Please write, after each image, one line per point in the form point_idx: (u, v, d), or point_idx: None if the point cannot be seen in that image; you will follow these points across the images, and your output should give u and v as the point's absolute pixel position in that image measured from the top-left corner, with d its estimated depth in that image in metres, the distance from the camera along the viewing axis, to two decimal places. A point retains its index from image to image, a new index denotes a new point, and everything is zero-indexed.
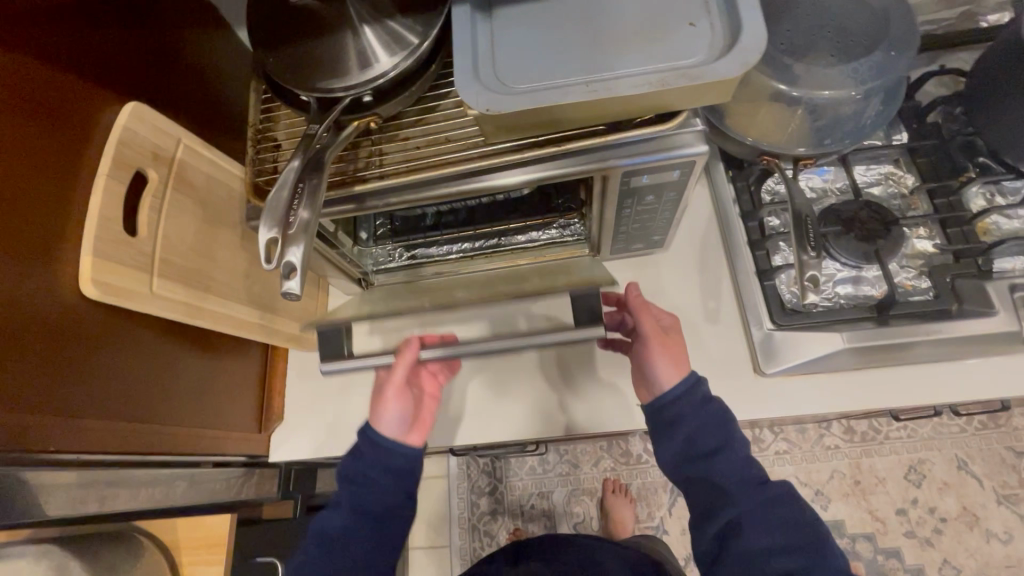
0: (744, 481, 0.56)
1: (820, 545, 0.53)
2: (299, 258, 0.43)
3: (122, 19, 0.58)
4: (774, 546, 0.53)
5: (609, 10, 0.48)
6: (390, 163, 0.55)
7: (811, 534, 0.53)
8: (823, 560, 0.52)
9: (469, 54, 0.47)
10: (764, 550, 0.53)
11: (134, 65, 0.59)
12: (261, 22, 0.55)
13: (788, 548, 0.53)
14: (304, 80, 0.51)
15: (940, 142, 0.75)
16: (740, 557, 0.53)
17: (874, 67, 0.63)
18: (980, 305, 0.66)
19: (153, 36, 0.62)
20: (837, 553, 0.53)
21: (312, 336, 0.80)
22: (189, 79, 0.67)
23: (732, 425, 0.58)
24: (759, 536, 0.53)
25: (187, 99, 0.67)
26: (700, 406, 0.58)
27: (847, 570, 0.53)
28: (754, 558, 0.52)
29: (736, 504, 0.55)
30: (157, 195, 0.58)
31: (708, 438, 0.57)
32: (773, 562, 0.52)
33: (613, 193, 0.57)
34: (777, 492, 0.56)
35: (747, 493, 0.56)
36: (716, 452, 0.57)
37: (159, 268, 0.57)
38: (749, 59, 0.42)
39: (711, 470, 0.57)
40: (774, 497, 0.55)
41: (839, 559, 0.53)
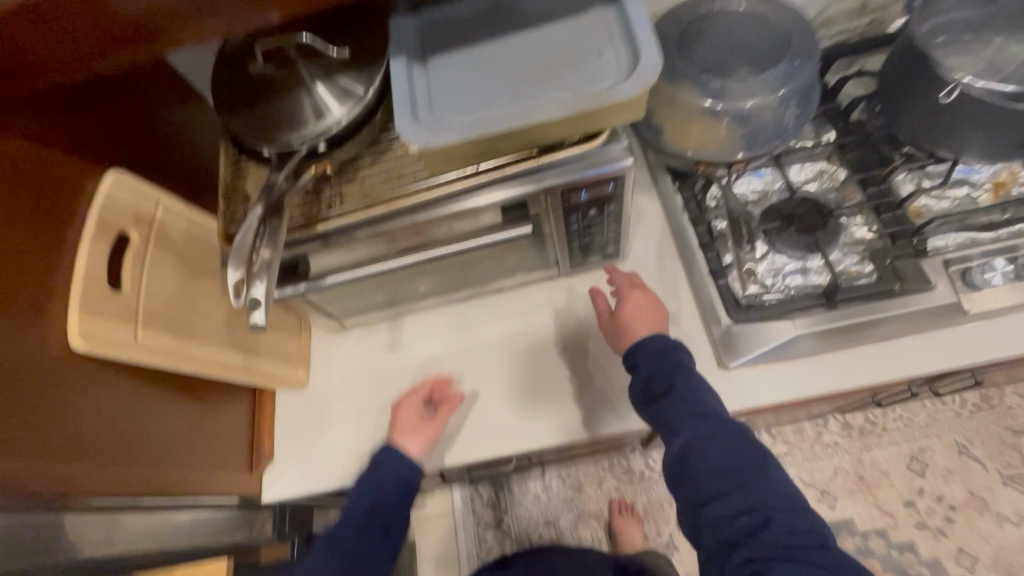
0: (693, 414, 0.65)
1: (756, 468, 0.61)
2: (263, 294, 0.50)
3: (103, 99, 0.65)
4: (714, 470, 0.62)
5: (528, 50, 0.55)
6: (347, 202, 0.60)
7: (750, 458, 0.62)
8: (757, 481, 0.60)
9: (408, 100, 0.54)
10: (705, 473, 0.62)
11: (114, 138, 0.66)
12: (224, 86, 0.60)
13: (727, 470, 0.61)
14: (265, 136, 0.57)
15: (864, 137, 0.81)
16: (685, 478, 0.63)
17: (784, 75, 0.69)
18: (918, 282, 0.70)
19: (131, 111, 0.69)
20: (776, 475, 0.61)
21: (296, 375, 0.83)
22: (167, 147, 0.74)
23: (684, 370, 0.68)
24: (702, 461, 0.62)
25: (165, 164, 0.73)
26: (655, 356, 0.69)
27: (785, 489, 0.60)
28: (698, 478, 0.62)
29: (682, 435, 0.65)
30: (139, 253, 0.63)
31: (660, 382, 0.68)
32: (711, 482, 0.61)
33: (556, 209, 0.62)
34: (722, 423, 0.64)
35: (694, 424, 0.64)
36: (667, 393, 0.67)
37: (143, 319, 0.61)
38: (649, 79, 0.48)
39: (663, 409, 0.67)
40: (718, 427, 0.64)
41: (778, 480, 0.61)
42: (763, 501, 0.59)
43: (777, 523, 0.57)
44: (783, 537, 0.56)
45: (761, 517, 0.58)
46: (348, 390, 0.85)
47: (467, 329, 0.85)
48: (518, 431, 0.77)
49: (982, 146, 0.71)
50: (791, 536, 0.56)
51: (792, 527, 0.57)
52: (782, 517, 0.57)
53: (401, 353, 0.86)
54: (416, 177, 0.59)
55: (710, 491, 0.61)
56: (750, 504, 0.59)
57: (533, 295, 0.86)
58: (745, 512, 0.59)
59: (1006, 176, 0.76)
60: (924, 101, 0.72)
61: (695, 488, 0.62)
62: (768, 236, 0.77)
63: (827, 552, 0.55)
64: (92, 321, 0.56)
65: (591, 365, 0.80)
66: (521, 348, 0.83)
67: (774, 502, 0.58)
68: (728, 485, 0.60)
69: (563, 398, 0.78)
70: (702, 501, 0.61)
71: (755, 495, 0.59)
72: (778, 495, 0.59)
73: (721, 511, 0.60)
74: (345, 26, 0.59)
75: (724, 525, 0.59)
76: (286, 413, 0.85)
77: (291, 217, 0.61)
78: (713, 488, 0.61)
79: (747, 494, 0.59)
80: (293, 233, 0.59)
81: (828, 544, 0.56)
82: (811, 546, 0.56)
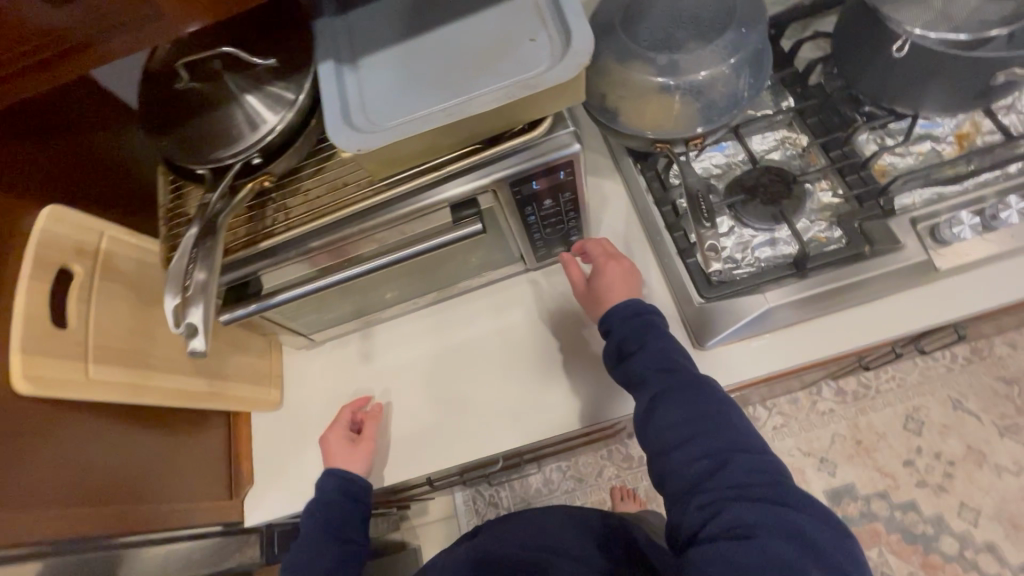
0: (661, 370, 0.68)
1: (718, 416, 0.66)
2: (201, 320, 0.47)
3: (35, 131, 0.62)
4: (679, 420, 0.66)
5: (459, 41, 0.53)
6: (293, 216, 0.58)
7: (713, 408, 0.66)
8: (719, 428, 0.65)
9: (340, 105, 0.52)
10: (671, 423, 0.67)
11: (50, 170, 0.63)
12: (151, 107, 0.58)
13: (691, 419, 0.66)
14: (196, 155, 0.55)
15: (823, 100, 0.79)
16: (653, 428, 0.68)
17: (733, 45, 0.68)
18: (888, 242, 0.69)
19: (67, 141, 0.66)
20: (736, 421, 0.66)
21: (270, 395, 0.82)
22: (110, 175, 0.71)
23: (653, 330, 0.71)
24: (669, 412, 0.67)
25: (111, 192, 0.71)
26: (627, 319, 0.71)
27: (745, 430, 0.66)
28: (664, 426, 0.67)
29: (652, 390, 0.68)
30: (85, 287, 0.61)
31: (631, 343, 0.70)
32: (675, 431, 0.66)
33: (509, 204, 0.60)
34: (689, 377, 0.68)
35: (664, 379, 0.68)
36: (637, 352, 0.70)
37: (94, 354, 0.59)
38: (581, 60, 0.46)
39: (633, 367, 0.70)
40: (685, 381, 0.68)
41: (736, 425, 0.66)
42: (722, 445, 0.65)
43: (733, 464, 0.63)
44: (739, 476, 0.62)
45: (720, 459, 0.64)
46: (324, 406, 0.83)
47: (441, 332, 0.84)
48: (500, 431, 0.76)
49: (944, 94, 0.69)
50: (745, 476, 0.62)
51: (748, 466, 0.63)
52: (738, 459, 0.63)
53: (375, 363, 0.84)
54: (363, 184, 0.58)
55: (675, 438, 0.66)
56: (710, 448, 0.65)
57: (505, 292, 0.84)
58: (705, 455, 0.64)
59: (969, 127, 0.75)
60: (877, 58, 0.71)
61: (662, 436, 0.67)
62: (734, 209, 0.75)
63: (777, 487, 0.61)
64: (38, 360, 0.54)
65: (569, 357, 0.79)
66: (497, 347, 0.82)
67: (731, 446, 0.64)
68: (691, 432, 0.66)
69: (544, 393, 0.78)
70: (668, 447, 0.67)
71: (715, 439, 0.65)
72: (735, 438, 0.65)
73: (685, 456, 0.65)
74: (269, 32, 0.57)
75: (686, 466, 0.65)
76: (262, 434, 0.83)
77: (236, 235, 0.59)
78: (677, 435, 0.66)
79: (709, 439, 0.65)
80: (239, 253, 0.57)
81: (780, 479, 0.62)
82: (765, 483, 0.62)
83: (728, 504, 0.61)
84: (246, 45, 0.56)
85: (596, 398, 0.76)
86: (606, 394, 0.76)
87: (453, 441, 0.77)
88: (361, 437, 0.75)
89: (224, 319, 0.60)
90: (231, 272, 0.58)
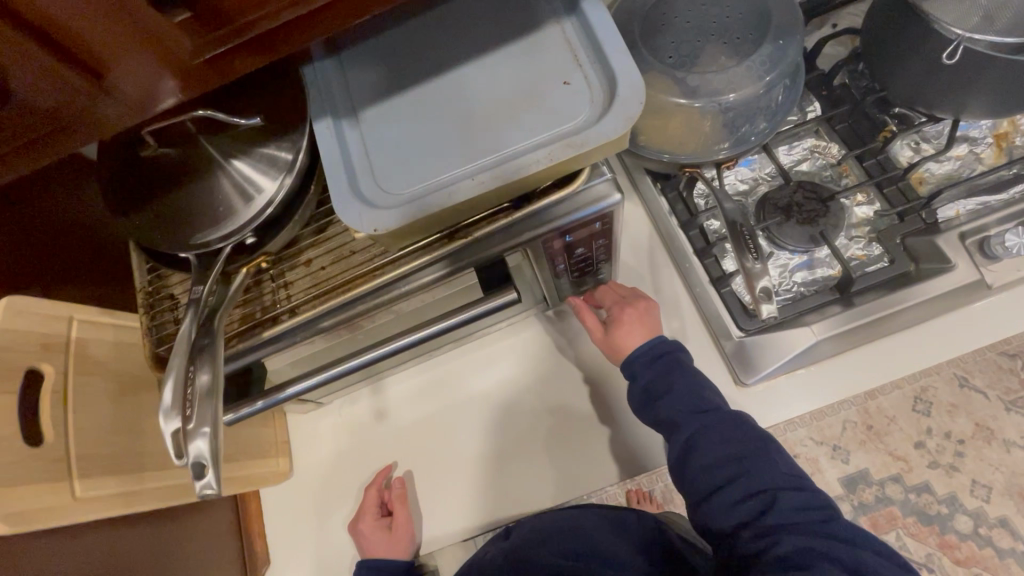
0: (692, 409, 0.61)
1: (760, 453, 0.59)
2: (208, 450, 0.40)
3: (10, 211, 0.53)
4: (717, 460, 0.59)
5: (479, 85, 0.45)
6: (297, 295, 0.51)
7: (753, 444, 0.60)
8: (762, 465, 0.58)
9: (345, 172, 0.44)
10: (708, 465, 0.59)
11: (20, 254, 0.54)
12: (116, 178, 0.49)
13: (730, 458, 0.59)
14: (176, 238, 0.46)
15: (853, 105, 0.73)
16: (690, 472, 0.60)
17: (768, 59, 0.61)
18: (936, 261, 0.64)
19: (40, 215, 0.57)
20: (779, 457, 0.59)
21: (277, 466, 0.75)
22: (86, 248, 0.62)
23: (679, 368, 0.64)
24: (706, 453, 0.60)
25: (86, 268, 0.62)
26: (651, 362, 0.65)
27: (790, 466, 0.59)
28: (701, 471, 0.60)
29: (685, 431, 0.61)
30: (59, 388, 0.52)
31: (657, 384, 0.63)
32: (715, 472, 0.59)
33: (539, 257, 0.54)
34: (723, 414, 0.61)
35: (696, 419, 0.61)
36: (665, 394, 0.63)
37: (78, 468, 0.51)
38: (632, 113, 0.40)
39: (661, 409, 0.63)
40: (720, 418, 0.61)
41: (781, 462, 0.59)
42: (769, 483, 0.57)
43: (784, 503, 0.55)
44: (792, 516, 0.55)
45: (768, 499, 0.56)
46: (342, 469, 0.78)
47: (460, 381, 0.78)
48: (535, 485, 0.73)
49: (985, 103, 0.64)
50: (799, 515, 0.55)
51: (800, 504, 0.55)
52: (789, 497, 0.56)
53: (390, 420, 0.78)
54: (374, 254, 0.51)
55: (716, 480, 0.59)
56: (756, 488, 0.57)
57: (524, 332, 0.78)
58: (751, 496, 0.57)
59: (1006, 126, 0.71)
60: (915, 62, 0.65)
61: (701, 479, 0.60)
62: (768, 231, 0.70)
63: (836, 525, 0.53)
64: (20, 493, 0.46)
65: (600, 401, 0.74)
66: (522, 394, 0.76)
67: (779, 483, 0.57)
68: (732, 471, 0.58)
69: (577, 442, 0.73)
70: (710, 491, 0.59)
71: (762, 478, 0.57)
72: (782, 474, 0.58)
73: (729, 498, 0.58)
74: (249, 85, 0.48)
75: (731, 511, 0.57)
76: (277, 508, 0.77)
77: (233, 321, 0.51)
78: (718, 477, 0.59)
79: (753, 478, 0.58)
80: (237, 344, 0.50)
81: (838, 518, 0.54)
82: (821, 521, 0.54)
83: (783, 542, 0.53)
84: (223, 100, 0.47)
85: (631, 445, 0.72)
86: (642, 441, 0.72)
87: (485, 495, 0.74)
88: (395, 522, 0.72)
89: (228, 421, 0.52)
90: (229, 366, 0.50)
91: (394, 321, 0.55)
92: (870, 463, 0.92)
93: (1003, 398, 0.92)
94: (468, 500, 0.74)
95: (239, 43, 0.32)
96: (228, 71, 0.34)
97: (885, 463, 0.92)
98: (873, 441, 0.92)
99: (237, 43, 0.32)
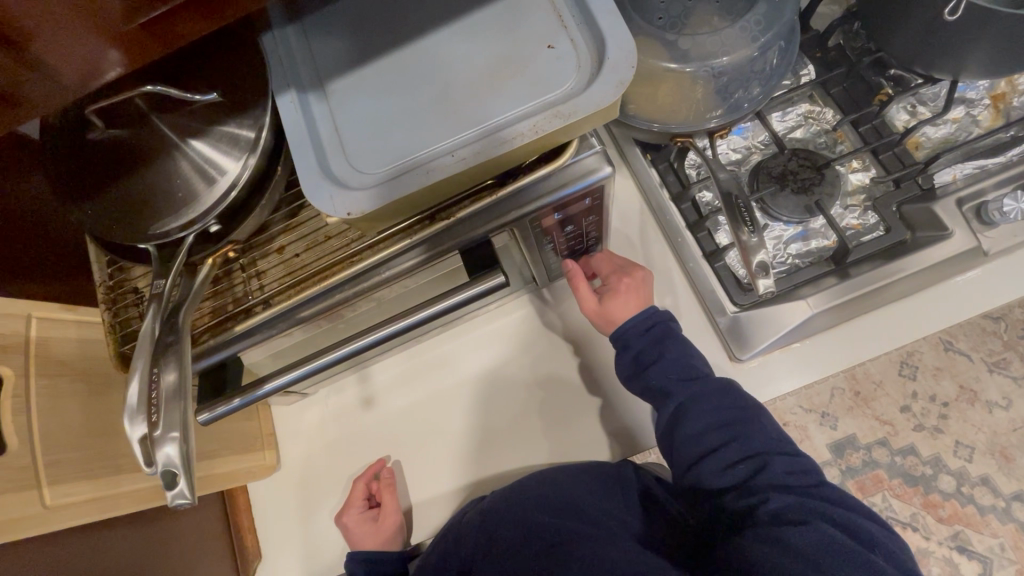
0: (683, 377, 0.60)
1: (751, 421, 0.58)
2: (178, 456, 0.37)
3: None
4: (708, 427, 0.58)
5: (457, 52, 0.41)
6: (271, 285, 0.48)
7: (744, 413, 0.59)
8: (754, 432, 0.57)
9: (312, 151, 0.41)
10: (699, 432, 0.58)
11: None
12: (57, 162, 0.44)
13: (721, 425, 0.58)
14: (133, 229, 0.43)
15: (848, 67, 0.70)
16: (679, 439, 0.59)
17: (762, 19, 0.59)
18: (932, 230, 0.63)
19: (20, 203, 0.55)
20: (768, 424, 0.59)
21: (261, 460, 0.73)
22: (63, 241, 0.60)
23: (672, 338, 0.62)
24: (696, 420, 0.58)
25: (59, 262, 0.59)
26: (644, 332, 0.62)
27: (777, 433, 0.58)
28: (691, 437, 0.58)
29: (675, 398, 0.59)
30: (19, 392, 0.48)
31: (647, 353, 0.61)
32: (706, 439, 0.58)
33: (527, 236, 0.51)
34: (713, 383, 0.60)
35: (687, 386, 0.59)
36: (655, 363, 0.61)
37: (47, 476, 0.48)
38: (624, 77, 0.37)
39: (651, 377, 0.60)
40: (710, 386, 0.60)
41: (769, 428, 0.58)
42: (759, 448, 0.56)
43: (774, 466, 0.55)
44: (781, 479, 0.54)
45: (759, 463, 0.55)
46: (331, 458, 0.76)
47: (449, 365, 0.76)
48: (528, 469, 0.71)
49: (982, 59, 0.60)
50: (790, 478, 0.54)
51: (788, 467, 0.55)
52: (779, 461, 0.55)
53: (378, 408, 0.76)
54: (350, 239, 0.47)
55: (706, 446, 0.58)
56: (746, 453, 0.57)
57: (514, 313, 0.76)
58: (742, 460, 0.56)
59: (1004, 87, 0.68)
60: (914, 20, 0.61)
61: (690, 445, 0.58)
62: (763, 203, 0.68)
63: (825, 489, 0.53)
64: None
65: (592, 381, 0.72)
66: (513, 377, 0.75)
67: (768, 448, 0.56)
68: (724, 437, 0.57)
69: (571, 423, 0.72)
70: (698, 458, 0.58)
71: (753, 442, 0.57)
72: (770, 440, 0.57)
73: (719, 463, 0.57)
74: (203, 53, 0.43)
75: (721, 475, 0.56)
76: (267, 502, 0.76)
77: (203, 316, 0.48)
78: (708, 443, 0.58)
79: (744, 443, 0.57)
80: (208, 341, 0.47)
81: (825, 481, 0.54)
82: (812, 486, 0.53)
83: (771, 499, 0.52)
84: (174, 73, 0.43)
85: (625, 427, 0.71)
86: (635, 421, 0.71)
87: (480, 478, 0.73)
88: (382, 513, 0.70)
89: (203, 420, 0.49)
90: (200, 363, 0.47)
91: (376, 309, 0.52)
92: (856, 428, 0.91)
93: (987, 359, 0.90)
94: (461, 486, 0.73)
95: (178, 7, 0.28)
96: (163, 34, 0.29)
97: (872, 428, 0.91)
98: (860, 407, 0.91)
99: (175, 6, 0.28)
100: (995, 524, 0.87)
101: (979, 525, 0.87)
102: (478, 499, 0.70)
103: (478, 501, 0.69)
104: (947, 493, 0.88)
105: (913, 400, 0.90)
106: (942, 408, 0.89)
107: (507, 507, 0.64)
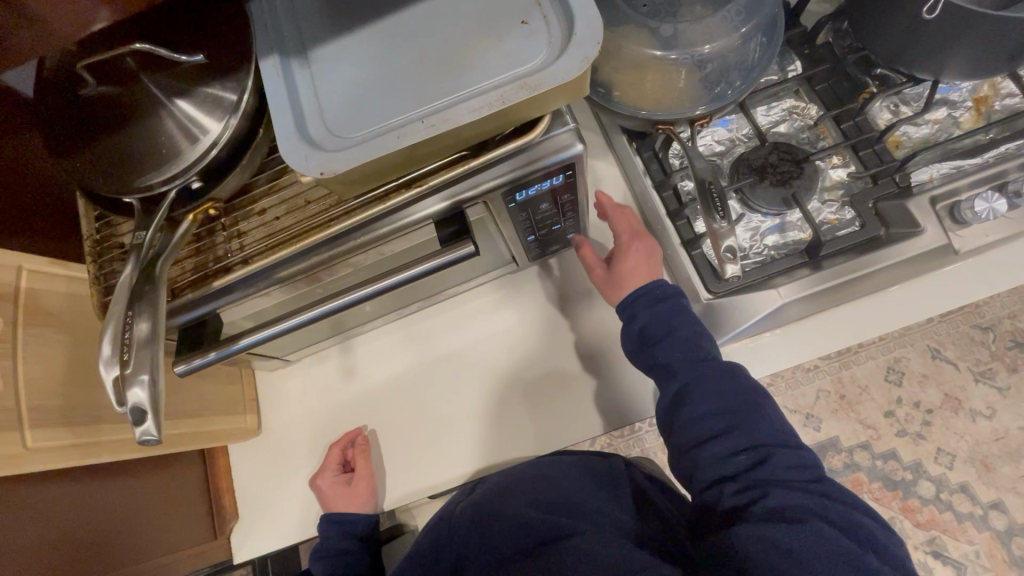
0: (693, 359, 0.61)
1: (756, 410, 0.58)
2: (147, 397, 0.39)
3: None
4: (710, 410, 0.58)
5: (436, 26, 0.43)
6: (250, 245, 0.49)
7: (747, 402, 0.58)
8: (757, 423, 0.57)
9: (291, 114, 0.42)
10: (700, 415, 0.58)
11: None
12: (47, 115, 0.45)
13: (724, 411, 0.58)
14: (117, 181, 0.44)
15: (833, 64, 0.71)
16: (681, 420, 0.59)
17: (745, 9, 0.61)
18: (906, 226, 0.64)
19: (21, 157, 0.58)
20: (773, 416, 0.58)
21: (242, 425, 0.75)
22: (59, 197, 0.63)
23: (681, 315, 0.63)
24: (699, 402, 0.59)
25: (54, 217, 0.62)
26: (652, 306, 0.63)
27: (781, 424, 0.58)
28: (692, 418, 0.59)
29: (680, 378, 0.60)
30: (5, 339, 0.51)
31: (653, 328, 0.62)
32: (708, 423, 0.58)
33: (501, 210, 0.52)
34: (719, 366, 0.60)
35: (693, 368, 0.60)
36: (663, 339, 0.62)
37: (29, 420, 0.50)
38: (589, 53, 0.38)
39: (657, 354, 0.62)
40: (717, 369, 0.60)
41: (774, 420, 0.58)
42: (763, 439, 0.56)
43: (776, 461, 0.54)
44: (782, 475, 0.53)
45: (761, 455, 0.55)
46: (311, 426, 0.78)
47: (429, 340, 0.78)
48: (502, 445, 0.73)
49: (964, 59, 0.61)
50: (789, 473, 0.54)
51: (790, 463, 0.54)
52: (781, 456, 0.55)
53: (360, 378, 0.78)
54: (328, 204, 0.49)
55: (707, 430, 0.58)
56: (748, 442, 0.56)
57: (498, 294, 0.78)
58: (743, 451, 0.56)
59: (987, 90, 0.69)
60: (899, 18, 0.62)
61: (692, 427, 0.58)
62: (741, 194, 0.69)
63: (824, 485, 0.53)
64: None
65: (568, 361, 0.74)
66: (491, 355, 0.76)
67: (769, 441, 0.56)
68: (726, 424, 0.57)
69: (546, 404, 0.73)
70: (699, 441, 0.58)
71: (756, 432, 0.56)
72: (774, 432, 0.57)
73: (718, 449, 0.57)
74: (191, 15, 0.45)
75: (721, 463, 0.56)
76: (246, 467, 0.78)
77: (184, 272, 0.50)
78: (709, 427, 0.58)
79: (746, 433, 0.56)
80: (187, 295, 0.49)
81: (824, 477, 0.54)
82: (810, 480, 0.53)
83: (771, 496, 0.52)
84: (162, 34, 0.44)
85: (596, 405, 0.72)
86: (612, 401, 0.71)
87: (454, 452, 0.74)
88: (355, 477, 0.72)
89: (180, 372, 0.50)
90: (179, 317, 0.49)
91: (353, 275, 0.54)
92: (839, 430, 0.92)
93: (973, 368, 0.90)
94: (435, 460, 0.74)
95: None
96: None
97: (856, 431, 0.92)
98: (846, 410, 0.92)
99: None
100: (971, 531, 0.88)
101: (956, 531, 0.88)
102: (471, 491, 0.70)
103: (473, 492, 0.70)
104: (926, 499, 0.89)
105: (897, 406, 0.91)
106: (926, 415, 0.90)
107: (501, 502, 0.63)
